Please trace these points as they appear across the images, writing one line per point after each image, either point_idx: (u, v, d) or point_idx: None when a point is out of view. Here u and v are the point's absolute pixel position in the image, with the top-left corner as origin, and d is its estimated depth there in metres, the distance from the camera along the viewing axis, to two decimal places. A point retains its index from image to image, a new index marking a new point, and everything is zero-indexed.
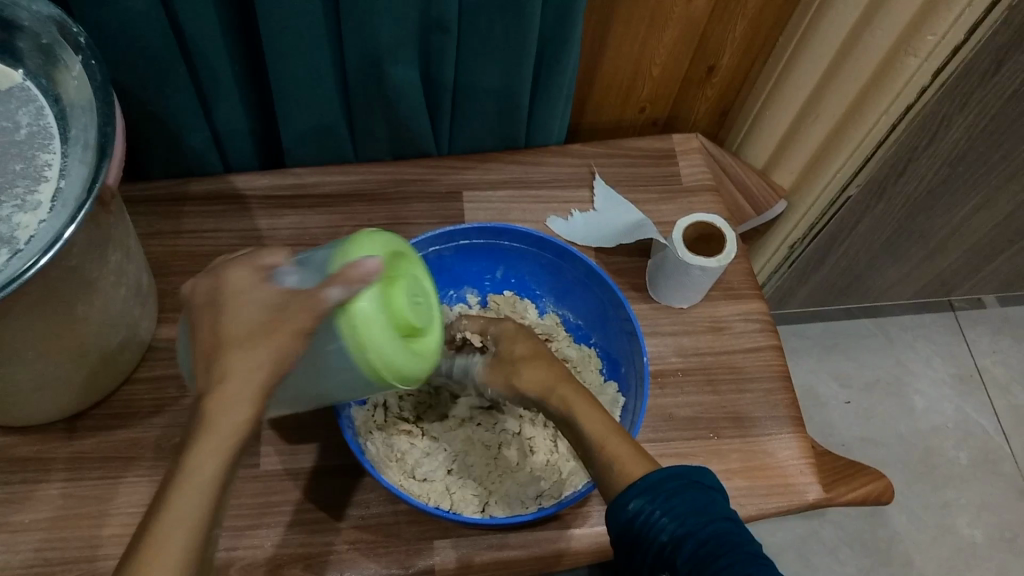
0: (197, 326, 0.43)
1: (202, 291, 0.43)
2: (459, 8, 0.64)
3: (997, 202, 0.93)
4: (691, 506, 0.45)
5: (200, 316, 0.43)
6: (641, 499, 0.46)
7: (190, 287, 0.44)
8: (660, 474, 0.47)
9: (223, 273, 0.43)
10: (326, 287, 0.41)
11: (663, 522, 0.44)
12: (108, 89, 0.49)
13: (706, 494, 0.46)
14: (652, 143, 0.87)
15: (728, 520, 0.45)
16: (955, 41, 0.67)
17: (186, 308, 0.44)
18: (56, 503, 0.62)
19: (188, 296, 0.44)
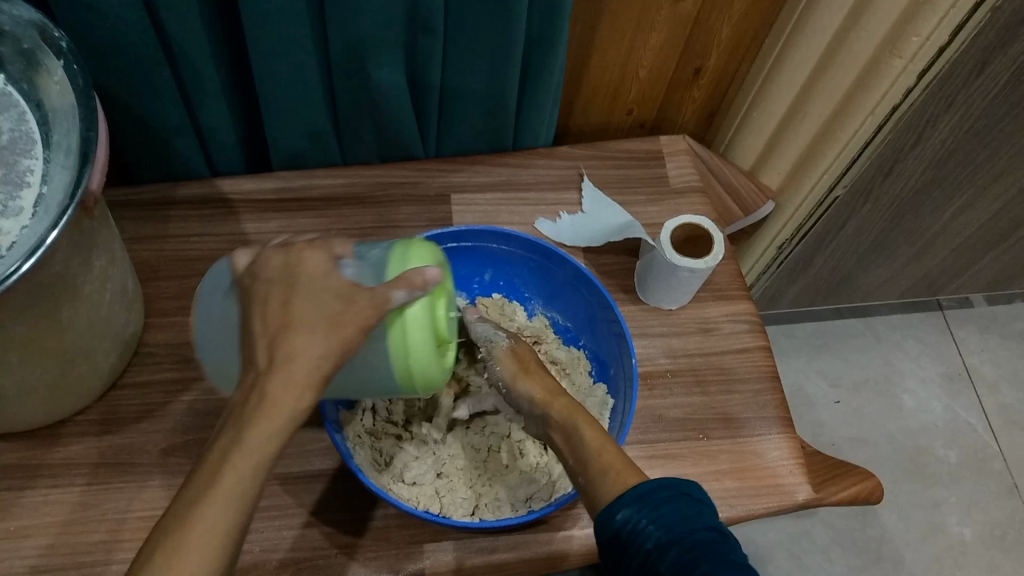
0: (263, 295, 0.46)
1: (276, 264, 0.47)
2: (444, 10, 0.64)
3: (984, 201, 0.94)
4: (678, 514, 0.44)
5: (270, 288, 0.46)
6: (629, 508, 0.45)
7: (262, 257, 0.47)
8: (649, 483, 0.46)
9: (301, 256, 0.47)
10: (393, 289, 0.45)
11: (648, 530, 0.44)
12: (90, 93, 0.49)
13: (694, 505, 0.45)
14: (640, 145, 0.87)
15: (715, 531, 0.44)
16: (940, 42, 0.67)
17: (252, 282, 0.47)
18: (42, 510, 0.62)
19: (256, 266, 0.47)
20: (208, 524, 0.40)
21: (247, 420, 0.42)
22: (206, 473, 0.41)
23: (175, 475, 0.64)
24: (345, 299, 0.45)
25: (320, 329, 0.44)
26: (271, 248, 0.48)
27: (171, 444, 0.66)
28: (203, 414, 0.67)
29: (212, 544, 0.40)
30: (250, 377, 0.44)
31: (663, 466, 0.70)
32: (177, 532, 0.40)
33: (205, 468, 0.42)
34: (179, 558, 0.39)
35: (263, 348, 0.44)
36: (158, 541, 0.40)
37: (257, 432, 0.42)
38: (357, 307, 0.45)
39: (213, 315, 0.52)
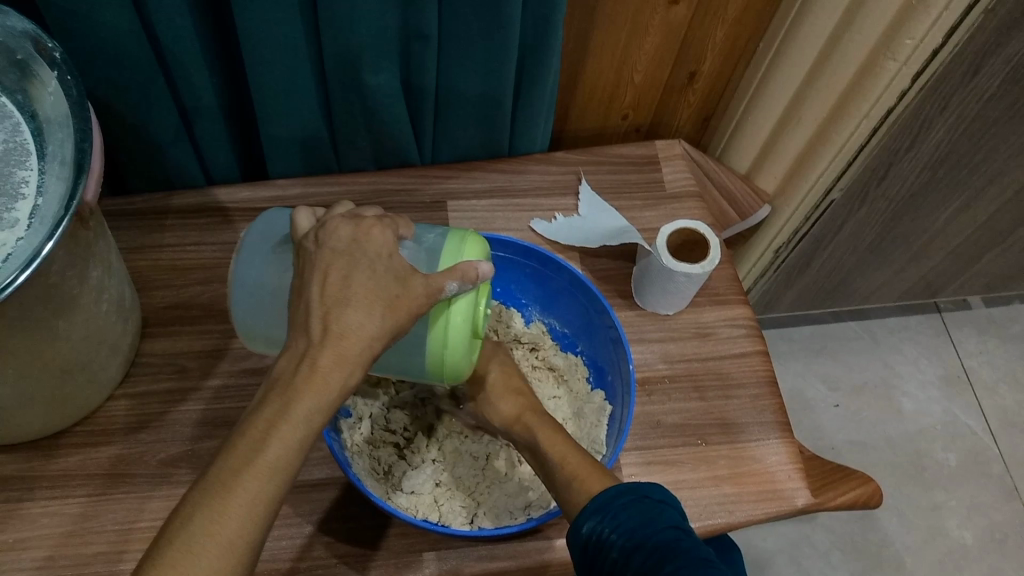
0: (326, 262, 0.46)
1: (343, 235, 0.48)
2: (438, 18, 0.64)
3: (981, 203, 0.94)
4: (637, 518, 0.49)
5: (332, 258, 0.46)
6: (592, 520, 0.51)
7: (329, 226, 0.48)
8: (608, 492, 0.52)
9: (369, 232, 0.48)
10: (447, 279, 0.48)
11: (612, 538, 0.49)
12: (84, 104, 0.49)
13: (653, 508, 0.50)
14: (636, 150, 0.87)
15: (676, 529, 0.49)
16: (933, 45, 0.67)
17: (315, 249, 0.47)
18: (40, 522, 0.62)
19: (323, 232, 0.48)
20: (248, 496, 0.40)
21: (293, 392, 0.43)
22: (207, 487, 0.41)
23: (174, 484, 0.64)
24: (401, 282, 0.46)
25: (378, 308, 0.45)
26: (338, 219, 0.49)
27: (169, 454, 0.66)
28: (200, 423, 0.67)
29: (247, 520, 0.40)
30: (299, 345, 0.44)
31: (662, 472, 0.70)
32: (218, 499, 0.40)
33: (247, 437, 0.42)
34: (219, 526, 0.40)
35: (317, 318, 0.44)
36: (197, 504, 0.40)
37: (303, 409, 0.42)
38: (414, 291, 0.46)
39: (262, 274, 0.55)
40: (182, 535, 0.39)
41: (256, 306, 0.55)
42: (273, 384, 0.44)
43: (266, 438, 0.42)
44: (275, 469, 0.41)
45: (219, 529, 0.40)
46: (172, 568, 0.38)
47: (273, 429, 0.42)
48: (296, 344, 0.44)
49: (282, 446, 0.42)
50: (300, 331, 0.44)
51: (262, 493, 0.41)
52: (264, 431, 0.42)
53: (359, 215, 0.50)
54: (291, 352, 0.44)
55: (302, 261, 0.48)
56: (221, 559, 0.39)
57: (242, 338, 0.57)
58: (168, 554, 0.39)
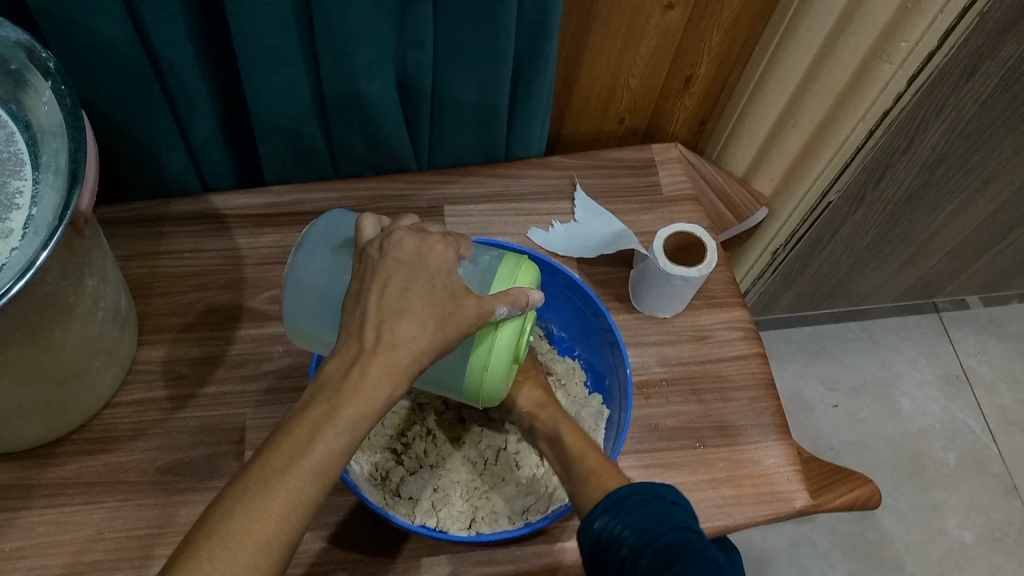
0: (386, 273, 0.46)
1: (407, 248, 0.47)
2: (433, 23, 0.65)
3: (978, 203, 0.94)
4: (649, 517, 0.50)
5: (394, 268, 0.46)
6: (605, 516, 0.51)
7: (394, 237, 0.48)
8: (622, 490, 0.52)
9: (432, 247, 0.48)
10: (499, 304, 0.48)
11: (624, 535, 0.49)
12: (78, 113, 0.48)
13: (665, 506, 0.51)
14: (631, 154, 0.87)
15: (687, 530, 0.49)
16: (929, 47, 0.67)
17: (379, 255, 0.47)
18: (39, 530, 0.62)
19: (387, 241, 0.48)
20: (287, 497, 0.41)
21: (342, 397, 0.43)
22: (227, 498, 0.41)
23: (178, 492, 0.64)
24: (455, 300, 0.46)
25: (431, 322, 0.45)
26: (403, 231, 0.49)
27: (166, 461, 0.66)
28: (199, 430, 0.67)
29: (279, 522, 0.41)
30: (351, 349, 0.44)
31: (660, 476, 0.70)
32: (259, 496, 0.41)
33: (290, 438, 0.42)
34: (256, 523, 0.40)
35: (371, 325, 0.44)
36: (237, 499, 0.41)
37: (349, 415, 0.42)
38: (466, 310, 0.46)
39: (316, 266, 0.55)
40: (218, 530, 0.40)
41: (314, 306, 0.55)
42: (319, 388, 0.44)
43: (312, 441, 0.42)
44: (305, 477, 0.42)
45: (256, 527, 0.40)
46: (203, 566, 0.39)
47: (319, 434, 0.42)
48: (347, 348, 0.44)
49: (326, 450, 0.42)
50: (351, 337, 0.44)
51: (298, 495, 0.41)
52: (310, 433, 0.42)
53: (423, 229, 0.50)
54: (341, 357, 0.44)
55: (364, 266, 0.47)
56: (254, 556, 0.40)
57: (290, 333, 0.57)
58: (204, 543, 0.40)
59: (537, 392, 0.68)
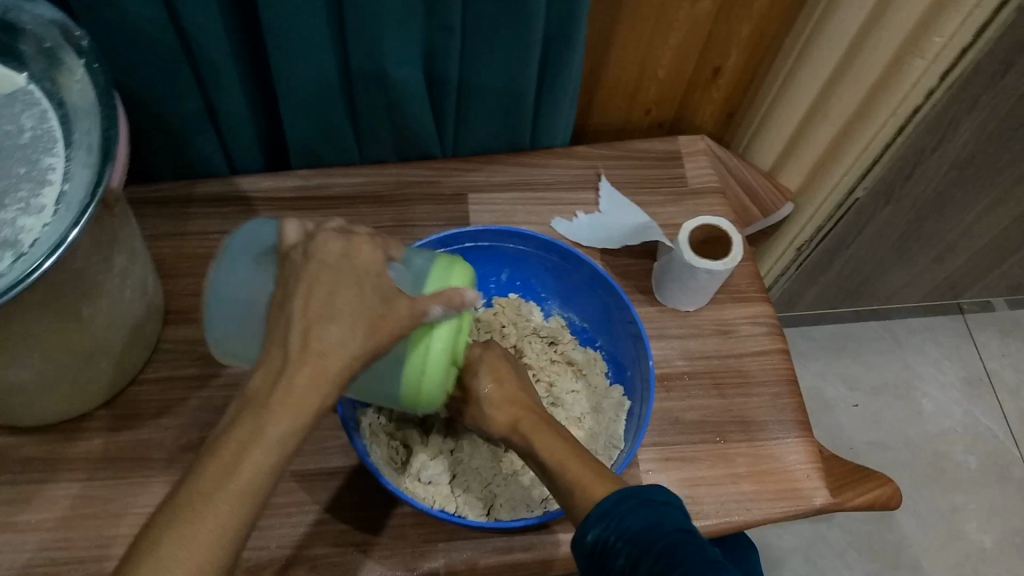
0: (312, 277, 0.45)
1: (333, 249, 0.47)
2: (463, 10, 0.64)
3: (1008, 203, 0.92)
4: (642, 523, 0.46)
5: (321, 270, 0.45)
6: (598, 527, 0.47)
7: (318, 240, 0.47)
8: (610, 497, 0.48)
9: (359, 248, 0.47)
10: (432, 304, 0.48)
11: (619, 546, 0.46)
12: (111, 91, 0.49)
13: (658, 510, 0.47)
14: (658, 145, 0.87)
15: (683, 532, 0.45)
16: (963, 42, 0.66)
17: (296, 265, 0.46)
18: (61, 503, 0.62)
19: (311, 245, 0.47)
20: (218, 523, 0.39)
21: (268, 412, 0.41)
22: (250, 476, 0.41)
23: None
24: (386, 301, 0.46)
25: (360, 327, 0.44)
26: (329, 232, 0.48)
27: (189, 440, 0.66)
28: (221, 410, 0.68)
29: (216, 546, 0.39)
30: (276, 359, 0.43)
31: (679, 469, 0.70)
32: (186, 524, 0.39)
33: (218, 457, 0.40)
34: (188, 551, 0.38)
35: (297, 332, 0.43)
36: (166, 525, 0.39)
37: (277, 431, 0.41)
38: (397, 312, 0.46)
39: (238, 275, 0.51)
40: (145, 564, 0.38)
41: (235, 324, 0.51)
42: (245, 404, 0.42)
43: (237, 464, 0.40)
44: None
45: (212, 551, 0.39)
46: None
47: None
48: (271, 360, 0.43)
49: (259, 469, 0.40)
50: (275, 345, 0.43)
51: (231, 519, 0.39)
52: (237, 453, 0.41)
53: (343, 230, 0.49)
54: (266, 368, 0.43)
55: (287, 272, 0.46)
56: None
57: (212, 350, 0.54)
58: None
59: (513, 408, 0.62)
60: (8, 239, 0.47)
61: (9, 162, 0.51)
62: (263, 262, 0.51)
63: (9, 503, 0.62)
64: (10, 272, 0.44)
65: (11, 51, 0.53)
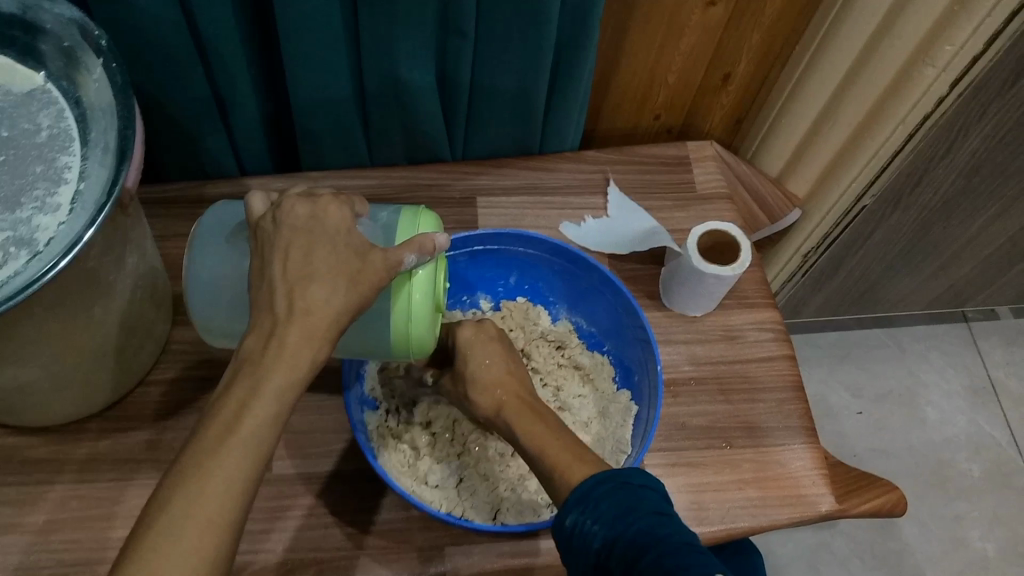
0: (285, 242, 0.46)
1: (301, 213, 0.47)
2: (476, 14, 0.64)
3: (1015, 212, 0.92)
4: (617, 507, 0.45)
5: (293, 236, 0.46)
6: (575, 512, 0.47)
7: (286, 206, 0.48)
8: (588, 482, 0.48)
9: (326, 209, 0.48)
10: (405, 252, 0.48)
11: (595, 529, 0.45)
12: (128, 92, 0.49)
13: (634, 493, 0.46)
14: (666, 150, 0.87)
15: (658, 515, 0.45)
16: (974, 51, 0.67)
17: (266, 233, 0.47)
18: (69, 503, 0.63)
19: (279, 211, 0.48)
20: (228, 474, 0.40)
21: (263, 370, 0.43)
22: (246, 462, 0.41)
23: None
24: (361, 256, 0.47)
25: (341, 283, 0.45)
26: (294, 198, 0.49)
27: None
28: None
29: (226, 498, 0.40)
30: (266, 323, 0.45)
31: (685, 474, 0.70)
32: (196, 480, 0.40)
33: (218, 419, 0.42)
34: (200, 505, 0.39)
35: (281, 296, 0.45)
36: (177, 482, 0.40)
37: (273, 385, 0.43)
38: (373, 265, 0.47)
39: (214, 255, 0.55)
40: (159, 521, 0.39)
41: (215, 303, 0.54)
42: (240, 365, 0.44)
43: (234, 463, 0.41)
44: None
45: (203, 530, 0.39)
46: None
47: None
48: (261, 324, 0.45)
49: None
50: (263, 311, 0.45)
51: (228, 486, 0.40)
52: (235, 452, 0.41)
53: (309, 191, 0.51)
54: (258, 332, 0.45)
55: (260, 242, 0.47)
56: (207, 538, 0.39)
57: (201, 333, 0.56)
58: (145, 538, 0.39)
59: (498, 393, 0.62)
60: (24, 237, 0.47)
61: (25, 160, 0.51)
62: (233, 241, 0.55)
63: (19, 502, 0.62)
64: (27, 270, 0.45)
65: (29, 50, 0.53)
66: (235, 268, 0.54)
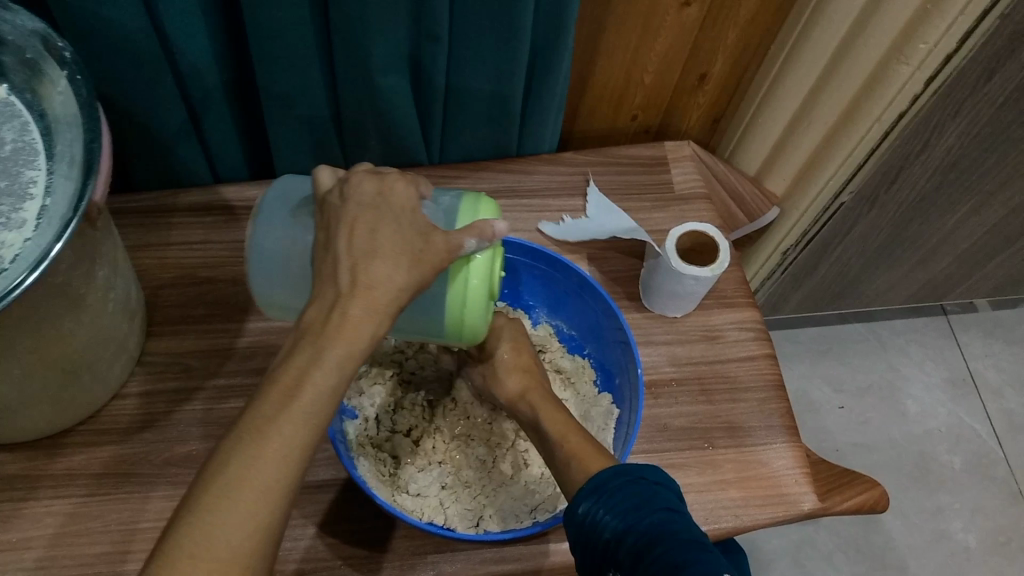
0: (353, 217, 0.47)
1: (368, 189, 0.49)
2: (449, 17, 0.64)
3: (991, 206, 0.93)
4: (631, 500, 0.48)
5: (359, 211, 0.47)
6: (588, 501, 0.50)
7: (353, 181, 0.49)
8: (603, 474, 0.51)
9: (391, 187, 0.49)
10: (466, 237, 0.48)
11: (607, 519, 0.48)
12: (94, 104, 0.48)
13: (647, 488, 0.49)
14: (644, 151, 0.87)
15: (668, 511, 0.48)
16: (948, 48, 0.67)
17: (337, 204, 0.48)
18: (44, 520, 0.61)
19: (346, 186, 0.49)
20: (281, 442, 0.41)
21: (325, 340, 0.43)
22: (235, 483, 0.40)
23: (183, 485, 0.64)
24: (424, 237, 0.47)
25: (404, 262, 0.45)
26: (361, 174, 0.50)
27: (173, 454, 0.65)
28: (206, 423, 0.67)
29: (259, 476, 0.40)
30: (328, 295, 0.45)
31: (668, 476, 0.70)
32: (252, 446, 0.40)
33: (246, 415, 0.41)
34: (254, 470, 0.40)
35: (345, 268, 0.45)
36: (231, 449, 0.40)
37: (334, 355, 0.43)
38: (436, 247, 0.47)
39: (279, 227, 0.54)
40: (212, 485, 0.39)
41: (275, 274, 0.54)
42: (301, 334, 0.44)
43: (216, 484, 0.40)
44: None
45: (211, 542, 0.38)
46: (189, 556, 0.37)
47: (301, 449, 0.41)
48: (324, 296, 0.45)
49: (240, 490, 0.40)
50: (326, 283, 0.45)
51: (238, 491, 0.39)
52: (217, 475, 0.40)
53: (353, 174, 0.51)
54: (321, 303, 0.45)
55: (327, 214, 0.48)
56: (259, 504, 0.39)
57: (261, 305, 0.56)
58: (203, 499, 0.39)
59: (525, 379, 0.67)
60: None
61: None
62: (301, 214, 0.55)
63: None
64: None
65: None
66: (301, 241, 0.54)
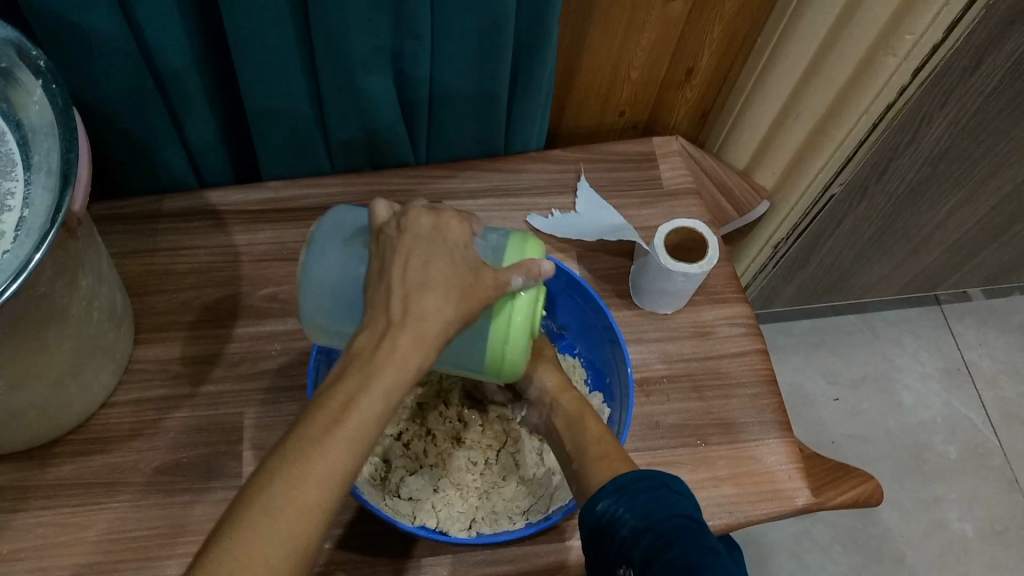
0: (408, 247, 0.47)
1: (424, 224, 0.49)
2: (432, 17, 0.63)
3: (981, 196, 0.93)
4: (652, 502, 0.48)
5: (414, 243, 0.47)
6: (608, 499, 0.50)
7: (410, 215, 0.49)
8: (628, 475, 0.51)
9: (447, 224, 0.50)
10: (514, 274, 0.49)
11: (626, 517, 0.48)
12: (70, 113, 0.48)
13: (669, 494, 0.49)
14: (632, 147, 0.86)
15: (687, 518, 0.47)
16: (933, 40, 0.66)
17: (390, 238, 0.49)
18: (34, 532, 0.61)
19: (404, 220, 0.49)
20: (299, 454, 0.40)
21: (373, 366, 0.43)
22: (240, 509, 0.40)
23: (175, 493, 0.64)
24: (474, 271, 0.47)
25: (452, 295, 0.46)
26: (418, 209, 0.50)
27: (164, 462, 0.65)
28: (196, 430, 0.67)
29: (262, 506, 0.39)
30: (379, 325, 0.45)
31: None
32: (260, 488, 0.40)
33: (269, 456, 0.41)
34: (286, 492, 0.40)
35: (397, 300, 0.45)
36: (275, 468, 0.40)
37: (379, 387, 0.43)
38: (485, 282, 0.47)
39: (333, 256, 0.54)
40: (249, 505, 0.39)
41: (327, 302, 0.54)
42: (350, 361, 0.44)
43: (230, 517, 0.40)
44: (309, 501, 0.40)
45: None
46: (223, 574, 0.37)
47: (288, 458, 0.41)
48: (376, 322, 0.45)
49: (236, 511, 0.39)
50: (378, 313, 0.45)
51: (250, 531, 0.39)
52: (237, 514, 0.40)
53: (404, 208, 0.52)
54: (372, 331, 0.45)
55: (383, 246, 0.49)
56: (286, 524, 0.39)
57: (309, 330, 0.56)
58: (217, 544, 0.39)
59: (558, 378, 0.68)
60: None
61: None
62: (356, 245, 0.55)
63: None
64: None
65: None
66: (354, 270, 0.54)
